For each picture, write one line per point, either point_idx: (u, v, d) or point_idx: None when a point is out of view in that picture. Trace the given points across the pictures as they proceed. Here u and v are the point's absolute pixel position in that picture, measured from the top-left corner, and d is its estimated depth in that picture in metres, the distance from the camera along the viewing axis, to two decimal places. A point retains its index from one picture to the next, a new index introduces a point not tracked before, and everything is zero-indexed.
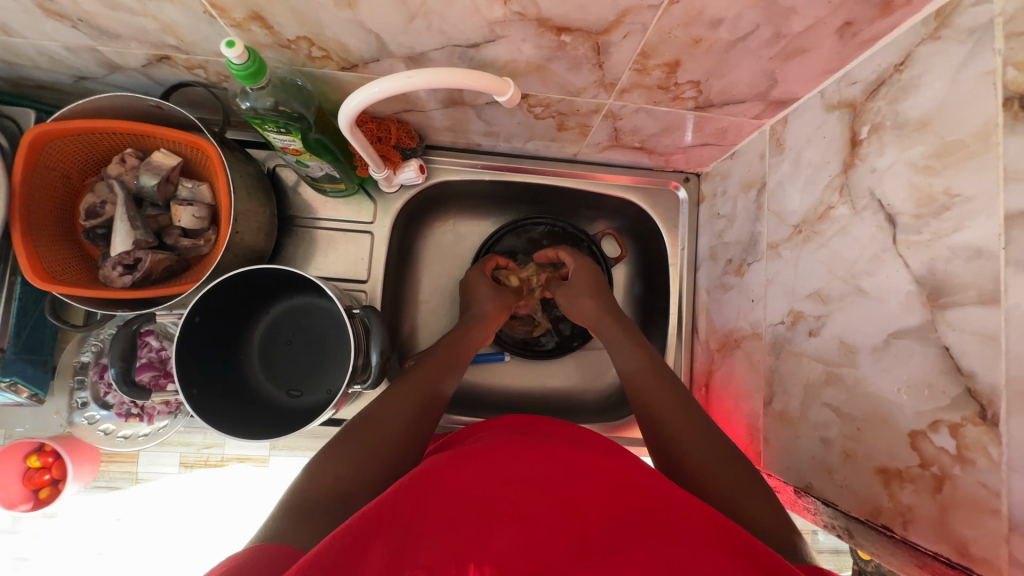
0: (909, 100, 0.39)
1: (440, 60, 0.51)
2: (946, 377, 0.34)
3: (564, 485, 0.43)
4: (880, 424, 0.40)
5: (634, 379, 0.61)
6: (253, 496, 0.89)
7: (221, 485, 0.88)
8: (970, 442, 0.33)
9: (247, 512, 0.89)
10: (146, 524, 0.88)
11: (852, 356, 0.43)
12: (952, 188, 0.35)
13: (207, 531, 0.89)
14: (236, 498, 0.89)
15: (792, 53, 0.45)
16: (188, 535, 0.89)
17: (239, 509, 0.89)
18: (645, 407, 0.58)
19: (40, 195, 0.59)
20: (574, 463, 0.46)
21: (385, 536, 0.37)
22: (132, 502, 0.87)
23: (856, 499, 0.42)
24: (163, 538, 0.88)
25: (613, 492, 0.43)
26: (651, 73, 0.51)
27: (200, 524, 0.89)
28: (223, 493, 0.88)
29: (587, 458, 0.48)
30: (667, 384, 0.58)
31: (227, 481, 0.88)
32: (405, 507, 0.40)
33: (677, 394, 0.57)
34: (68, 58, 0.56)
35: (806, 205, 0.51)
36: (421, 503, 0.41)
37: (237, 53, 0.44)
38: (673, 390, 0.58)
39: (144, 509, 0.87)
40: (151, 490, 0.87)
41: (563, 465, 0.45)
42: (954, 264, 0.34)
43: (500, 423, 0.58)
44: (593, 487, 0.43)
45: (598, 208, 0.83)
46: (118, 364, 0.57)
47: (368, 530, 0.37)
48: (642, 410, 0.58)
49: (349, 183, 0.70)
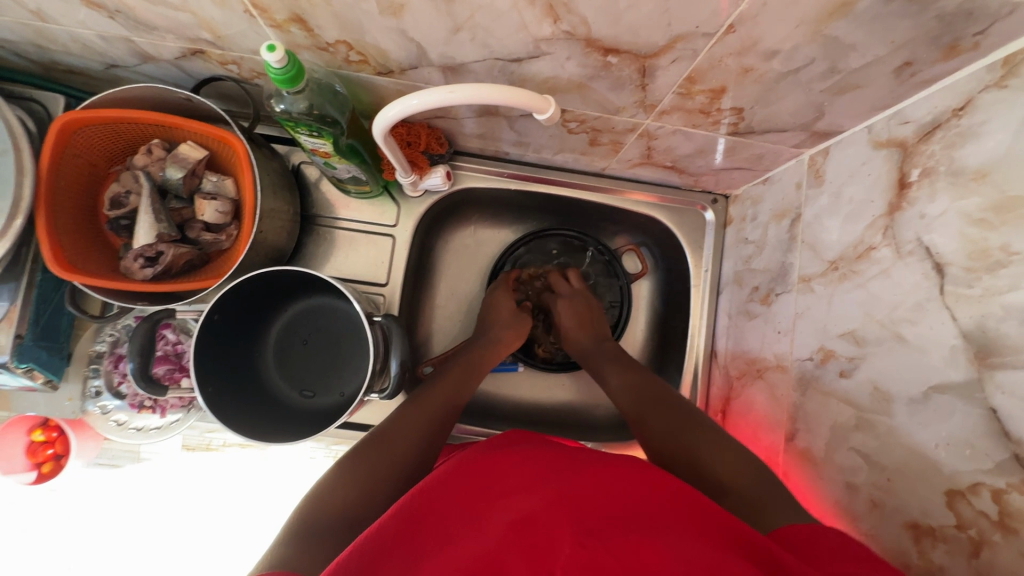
0: (968, 148, 0.38)
1: (480, 72, 0.50)
2: (992, 440, 0.34)
3: (562, 490, 0.42)
4: (912, 478, 0.39)
5: (641, 401, 0.60)
6: (255, 485, 0.88)
7: (223, 469, 0.87)
8: (1014, 511, 0.32)
9: (249, 502, 0.88)
10: (146, 506, 0.88)
11: (887, 404, 0.42)
12: (1010, 245, 0.34)
13: (208, 517, 0.88)
14: (237, 487, 0.88)
15: (843, 87, 0.44)
16: (190, 518, 0.88)
17: (241, 498, 0.88)
18: (647, 428, 0.57)
19: (65, 182, 0.58)
20: (576, 475, 0.45)
21: (385, 566, 0.37)
22: (133, 483, 0.87)
23: (883, 550, 0.41)
24: (164, 519, 0.88)
25: (613, 490, 0.43)
26: (694, 98, 0.49)
27: (201, 509, 0.88)
28: (225, 481, 0.88)
29: (587, 468, 0.46)
30: (671, 407, 0.57)
31: (227, 469, 0.87)
32: (406, 531, 0.40)
33: (678, 413, 0.57)
34: (101, 46, 0.55)
35: (844, 241, 0.50)
36: (423, 527, 0.40)
37: (278, 58, 0.43)
38: (676, 415, 0.56)
39: (146, 490, 0.87)
40: (151, 471, 0.87)
41: (561, 478, 0.44)
42: (1008, 324, 0.33)
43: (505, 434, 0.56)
44: (597, 495, 0.42)
45: (622, 223, 0.82)
46: (136, 359, 0.56)
47: (368, 564, 0.37)
48: (641, 427, 0.57)
49: (374, 185, 0.69)
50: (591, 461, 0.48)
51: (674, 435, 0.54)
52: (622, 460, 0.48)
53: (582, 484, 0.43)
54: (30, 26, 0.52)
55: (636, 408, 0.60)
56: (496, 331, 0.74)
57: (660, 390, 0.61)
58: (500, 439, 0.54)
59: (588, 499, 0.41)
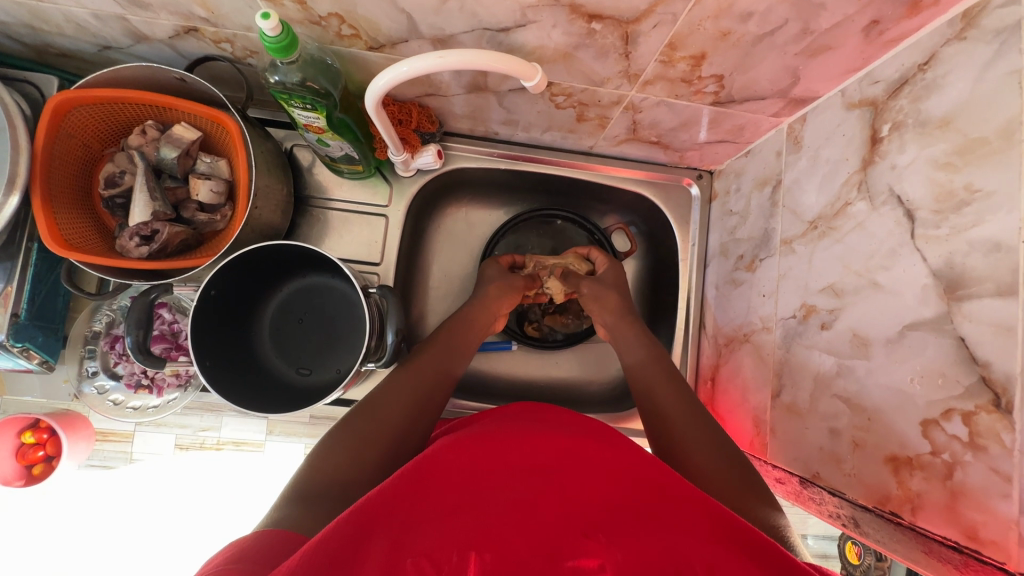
0: (932, 99, 0.40)
1: (468, 43, 0.52)
2: (961, 367, 0.35)
3: (562, 479, 0.44)
4: (890, 414, 0.41)
5: (659, 387, 0.60)
6: (250, 480, 0.89)
7: (219, 469, 0.87)
8: (982, 429, 0.34)
9: (246, 496, 0.89)
10: (140, 503, 0.88)
11: (865, 348, 0.44)
12: (973, 184, 0.36)
13: (206, 514, 0.90)
14: (232, 484, 0.89)
15: (817, 49, 0.46)
16: (188, 515, 0.89)
17: (237, 493, 0.89)
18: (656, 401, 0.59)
19: (60, 162, 0.59)
20: (575, 458, 0.46)
21: (386, 525, 0.38)
22: (126, 484, 0.86)
23: (865, 487, 0.43)
24: (161, 515, 0.89)
25: (608, 474, 0.45)
26: (676, 65, 0.51)
27: (198, 506, 0.89)
28: (218, 477, 0.88)
29: (584, 447, 0.48)
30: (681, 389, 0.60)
31: (221, 467, 0.87)
32: (407, 494, 0.41)
33: (685, 397, 0.59)
34: (96, 26, 0.56)
35: (822, 201, 0.52)
36: (424, 492, 0.41)
37: (271, 26, 0.44)
38: (693, 407, 0.58)
39: (140, 488, 0.87)
40: (144, 472, 0.86)
41: (560, 459, 0.46)
42: (973, 258, 0.35)
43: (500, 411, 0.59)
44: (594, 484, 0.44)
45: (610, 202, 0.84)
46: (134, 332, 0.57)
47: (368, 519, 0.37)
48: (649, 402, 0.60)
49: (367, 165, 0.71)
50: (587, 440, 0.50)
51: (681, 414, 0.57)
52: (614, 441, 0.50)
53: (576, 466, 0.46)
54: (24, 5, 0.53)
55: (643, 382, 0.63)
56: (482, 289, 0.75)
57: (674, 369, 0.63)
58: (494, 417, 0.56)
59: (586, 491, 0.43)
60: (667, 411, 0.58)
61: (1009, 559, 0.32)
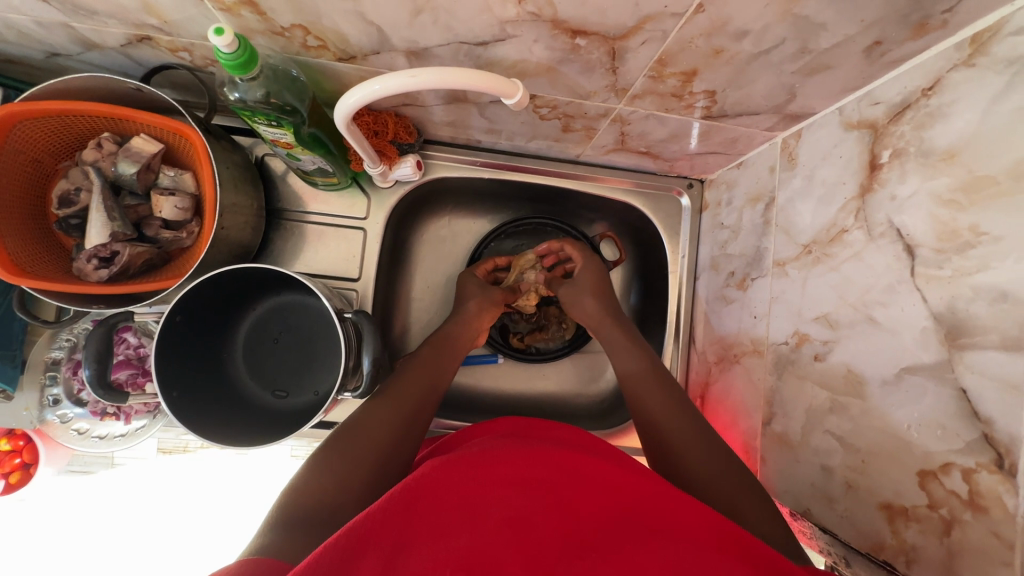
0: (937, 128, 0.38)
1: (445, 57, 0.48)
2: (962, 420, 0.34)
3: (559, 492, 0.42)
4: (885, 459, 0.39)
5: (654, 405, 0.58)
6: (234, 488, 0.86)
7: (204, 473, 0.85)
8: (983, 490, 0.32)
9: (229, 505, 0.86)
10: (117, 515, 0.84)
11: (860, 387, 0.42)
12: (979, 226, 0.34)
13: (187, 524, 0.87)
14: (215, 492, 0.86)
15: (814, 68, 0.43)
16: (169, 525, 0.86)
17: (220, 502, 0.86)
18: (652, 420, 0.56)
19: (7, 181, 0.55)
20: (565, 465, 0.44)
21: (376, 548, 0.35)
22: (103, 489, 0.83)
23: (858, 532, 0.41)
24: (139, 526, 0.86)
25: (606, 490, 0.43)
26: (665, 81, 0.48)
27: (178, 517, 0.86)
28: (199, 484, 0.85)
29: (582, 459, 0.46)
30: (676, 394, 0.58)
31: (201, 471, 0.85)
32: (399, 511, 0.38)
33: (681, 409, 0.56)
34: (39, 33, 0.52)
35: (817, 225, 0.49)
36: (417, 507, 0.39)
37: (226, 42, 0.41)
38: (691, 416, 0.55)
39: (116, 498, 0.84)
40: (124, 477, 0.83)
41: (557, 471, 0.43)
42: (977, 305, 0.33)
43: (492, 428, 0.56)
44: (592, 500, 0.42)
45: (598, 210, 0.81)
46: (93, 365, 0.53)
47: (358, 541, 0.35)
48: (642, 407, 0.58)
49: (343, 177, 0.67)
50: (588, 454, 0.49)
51: (677, 426, 0.54)
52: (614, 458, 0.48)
53: (572, 477, 0.43)
54: None
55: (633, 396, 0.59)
56: (461, 306, 0.72)
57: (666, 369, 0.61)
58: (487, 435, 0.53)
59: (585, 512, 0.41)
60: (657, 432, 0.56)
61: None
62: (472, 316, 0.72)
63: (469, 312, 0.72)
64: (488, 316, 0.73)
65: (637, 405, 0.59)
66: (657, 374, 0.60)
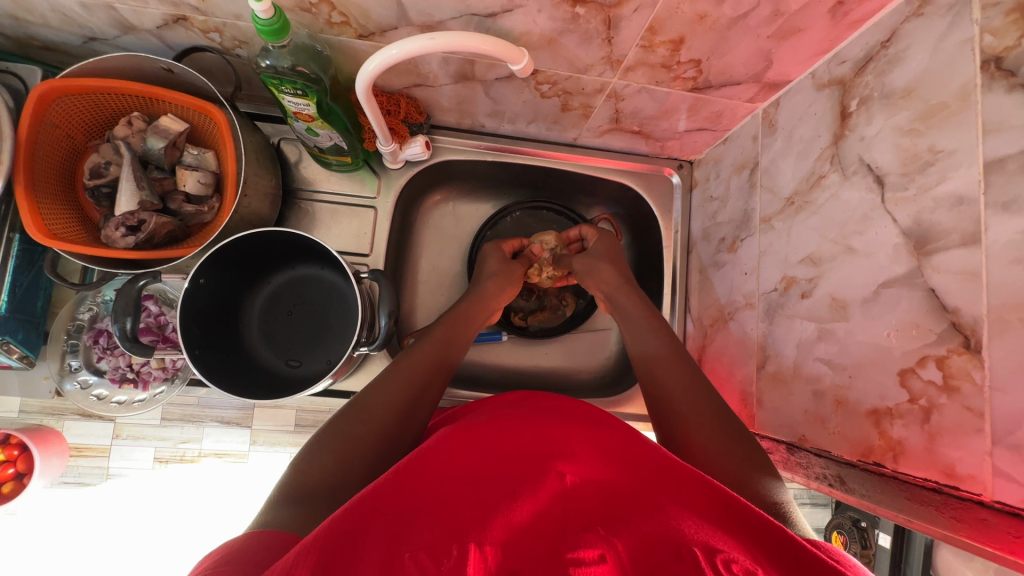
0: (895, 72, 0.43)
1: (457, 29, 0.53)
2: (933, 315, 0.37)
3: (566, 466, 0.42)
4: (871, 369, 0.43)
5: (656, 355, 0.61)
6: (229, 497, 0.84)
7: (201, 483, 0.84)
8: (954, 371, 0.36)
9: (223, 515, 0.84)
10: (111, 523, 0.82)
11: (844, 310, 0.46)
12: (936, 145, 0.38)
13: (179, 535, 0.84)
14: (209, 501, 0.84)
15: (788, 32, 0.49)
16: (162, 537, 0.84)
17: (213, 511, 0.84)
18: (656, 377, 0.58)
19: (43, 152, 0.58)
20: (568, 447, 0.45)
21: (382, 520, 0.33)
22: (101, 502, 0.82)
23: (850, 443, 0.44)
24: (132, 538, 0.83)
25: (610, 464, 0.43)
26: (656, 50, 0.53)
27: (171, 527, 0.84)
28: (192, 492, 0.83)
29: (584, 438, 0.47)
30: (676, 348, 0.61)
31: (201, 481, 0.84)
32: (409, 481, 0.37)
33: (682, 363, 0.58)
34: (82, 16, 0.56)
35: (797, 178, 0.54)
36: (427, 478, 0.39)
37: (264, 9, 0.45)
38: (687, 369, 0.58)
39: (111, 509, 0.82)
40: (121, 489, 0.82)
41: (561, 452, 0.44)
42: (939, 213, 0.38)
43: (491, 405, 0.57)
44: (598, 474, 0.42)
45: (595, 193, 0.85)
46: (122, 321, 0.56)
47: (371, 506, 0.34)
48: (648, 374, 0.60)
49: (355, 156, 0.71)
50: (585, 429, 0.49)
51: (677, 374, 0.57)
52: (615, 433, 0.48)
53: (575, 455, 0.44)
54: None
55: (638, 354, 0.63)
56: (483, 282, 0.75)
57: (664, 326, 0.64)
58: (487, 411, 0.54)
59: (586, 482, 0.41)
60: (656, 380, 0.58)
61: (985, 490, 0.34)
62: (490, 291, 0.73)
63: (485, 285, 0.74)
64: (506, 289, 0.75)
65: (643, 367, 0.61)
66: (656, 330, 0.64)
